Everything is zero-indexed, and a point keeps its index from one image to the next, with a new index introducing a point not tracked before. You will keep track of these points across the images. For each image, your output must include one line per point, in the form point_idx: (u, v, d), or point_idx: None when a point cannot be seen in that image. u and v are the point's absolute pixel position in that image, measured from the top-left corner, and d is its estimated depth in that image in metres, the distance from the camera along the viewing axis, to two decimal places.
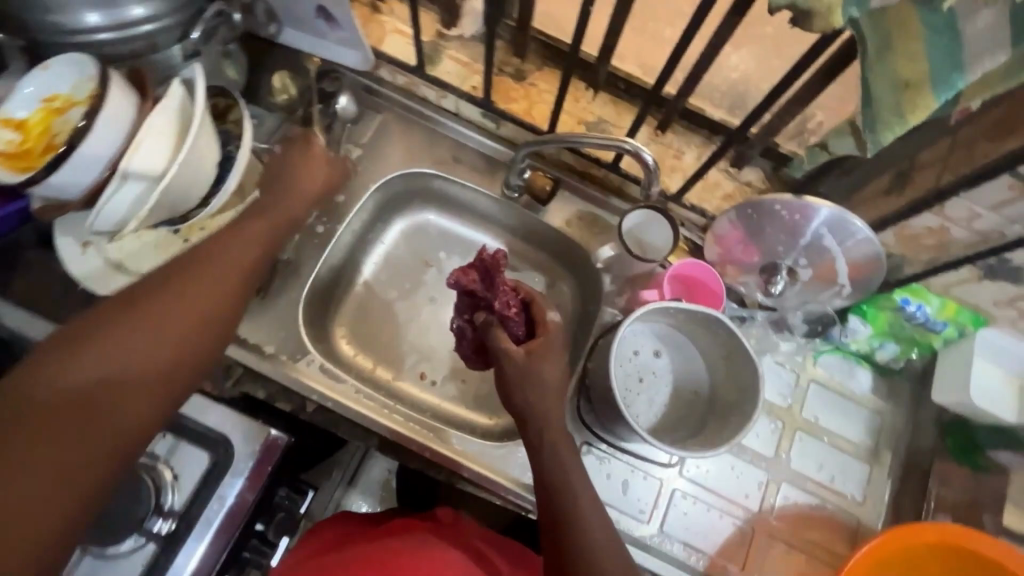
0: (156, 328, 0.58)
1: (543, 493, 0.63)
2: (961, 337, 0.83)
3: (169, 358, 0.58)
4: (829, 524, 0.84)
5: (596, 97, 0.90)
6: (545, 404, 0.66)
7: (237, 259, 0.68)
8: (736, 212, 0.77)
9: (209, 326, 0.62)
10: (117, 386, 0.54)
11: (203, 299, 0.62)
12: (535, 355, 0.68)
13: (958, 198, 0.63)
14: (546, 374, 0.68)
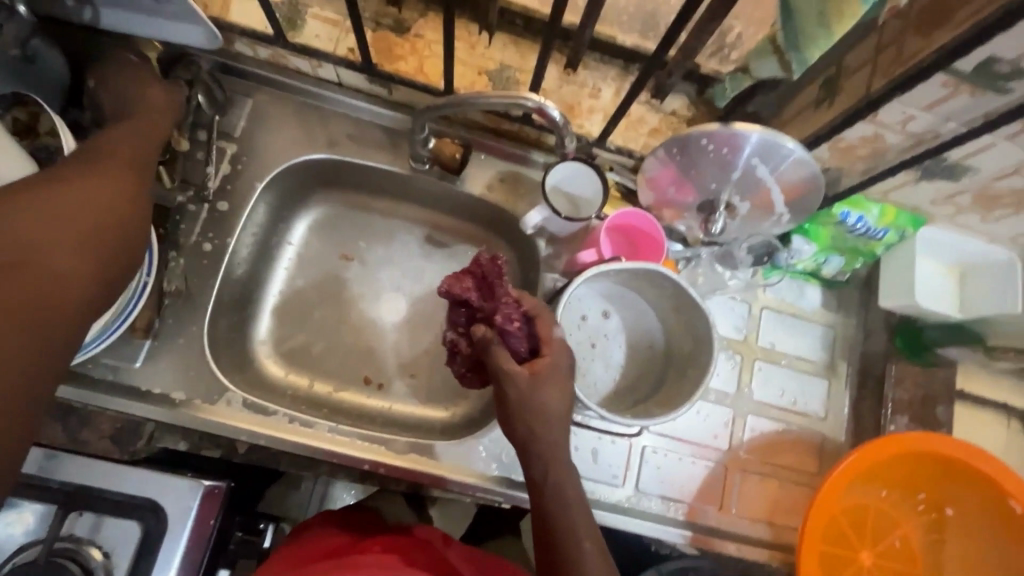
0: (53, 213, 0.51)
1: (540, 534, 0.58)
2: (903, 239, 0.81)
3: (74, 248, 0.52)
4: (797, 445, 0.84)
5: (494, 39, 0.79)
6: (548, 438, 0.60)
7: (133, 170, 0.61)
8: (663, 150, 0.71)
9: (118, 225, 0.56)
10: (28, 270, 0.48)
11: (104, 193, 0.56)
12: (535, 378, 0.61)
13: (891, 103, 0.58)
14: (548, 400, 0.61)
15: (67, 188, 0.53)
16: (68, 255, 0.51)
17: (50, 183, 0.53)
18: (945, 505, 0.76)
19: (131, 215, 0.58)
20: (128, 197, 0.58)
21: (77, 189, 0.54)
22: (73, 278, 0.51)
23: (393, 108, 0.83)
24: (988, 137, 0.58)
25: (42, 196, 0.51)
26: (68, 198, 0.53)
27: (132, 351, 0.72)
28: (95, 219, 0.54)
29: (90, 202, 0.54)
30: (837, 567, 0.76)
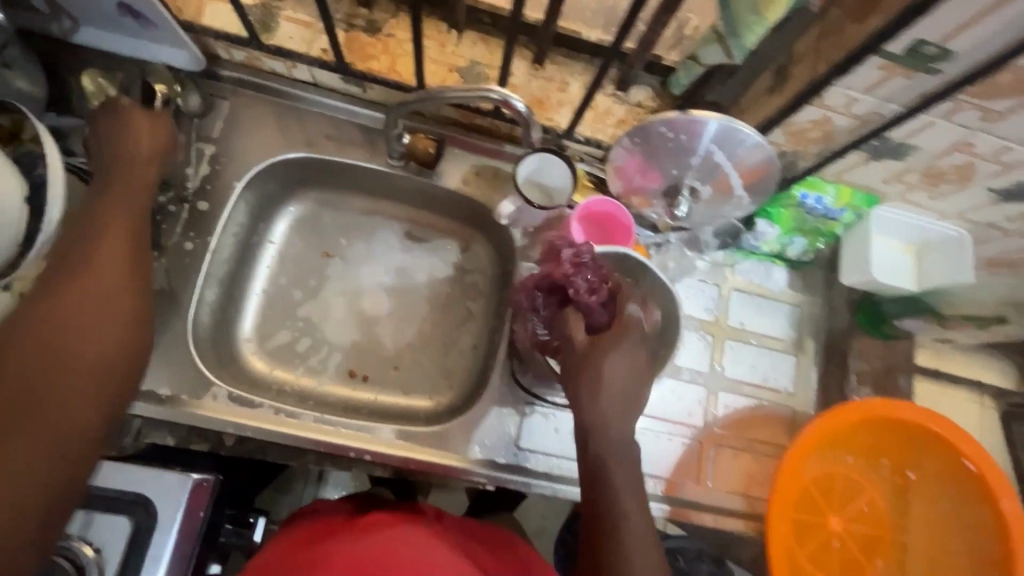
0: (67, 330, 0.55)
1: (588, 501, 0.61)
2: (860, 219, 0.85)
3: (97, 355, 0.55)
4: (770, 420, 0.88)
5: (463, 38, 0.82)
6: (605, 410, 0.63)
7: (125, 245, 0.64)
8: (628, 139, 0.75)
9: (122, 336, 0.58)
10: (39, 410, 0.50)
11: (107, 293, 0.59)
12: (592, 349, 0.65)
13: (834, 86, 0.61)
14: (612, 371, 0.64)
15: (72, 301, 0.56)
16: (90, 366, 0.54)
17: (54, 296, 0.56)
18: (908, 468, 0.80)
19: (134, 299, 0.61)
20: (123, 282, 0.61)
21: (81, 292, 0.57)
22: (82, 406, 0.53)
23: (368, 107, 0.85)
24: (925, 116, 0.63)
25: (51, 317, 0.55)
26: (73, 311, 0.56)
27: None
28: (100, 333, 0.56)
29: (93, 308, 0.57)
30: (807, 534, 0.79)
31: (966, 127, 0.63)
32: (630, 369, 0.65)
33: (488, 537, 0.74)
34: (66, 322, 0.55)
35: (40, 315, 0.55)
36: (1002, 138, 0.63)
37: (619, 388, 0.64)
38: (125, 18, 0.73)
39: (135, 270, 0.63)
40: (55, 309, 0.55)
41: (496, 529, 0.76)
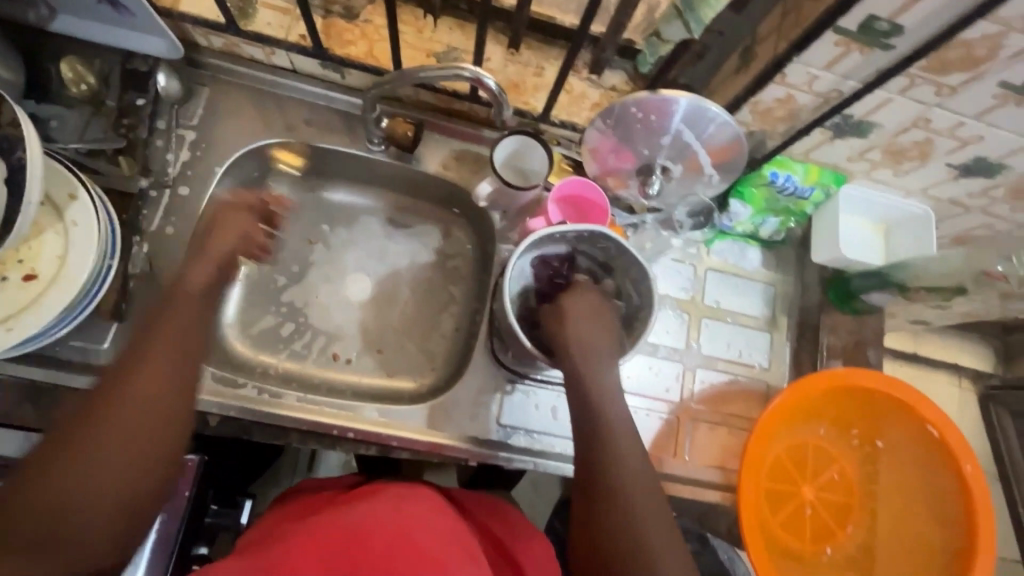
0: (86, 461, 0.53)
1: (584, 452, 0.63)
2: (828, 197, 0.88)
3: (108, 492, 0.53)
4: (745, 394, 0.90)
5: (439, 23, 0.83)
6: (568, 336, 0.71)
7: (171, 367, 0.60)
8: (601, 121, 0.77)
9: (160, 442, 0.57)
10: (60, 522, 0.51)
11: (133, 417, 0.56)
12: (558, 308, 0.74)
13: (794, 63, 0.64)
14: (578, 320, 0.72)
15: (98, 430, 0.54)
16: (110, 492, 0.53)
17: (88, 421, 0.54)
18: (876, 438, 0.82)
19: (165, 424, 0.57)
20: (157, 406, 0.57)
21: (113, 413, 0.55)
22: (99, 515, 0.52)
23: (347, 93, 0.87)
24: (883, 92, 0.65)
25: (77, 445, 0.53)
26: (97, 444, 0.53)
27: (99, 334, 0.74)
28: (142, 440, 0.55)
29: (118, 440, 0.54)
30: (780, 503, 0.82)
31: (923, 102, 0.65)
32: (591, 309, 0.73)
33: (483, 505, 0.76)
34: (87, 453, 0.53)
35: (93, 416, 0.55)
36: (956, 113, 0.66)
37: (591, 335, 0.71)
38: (99, 5, 0.73)
39: (182, 384, 0.60)
40: (82, 437, 0.54)
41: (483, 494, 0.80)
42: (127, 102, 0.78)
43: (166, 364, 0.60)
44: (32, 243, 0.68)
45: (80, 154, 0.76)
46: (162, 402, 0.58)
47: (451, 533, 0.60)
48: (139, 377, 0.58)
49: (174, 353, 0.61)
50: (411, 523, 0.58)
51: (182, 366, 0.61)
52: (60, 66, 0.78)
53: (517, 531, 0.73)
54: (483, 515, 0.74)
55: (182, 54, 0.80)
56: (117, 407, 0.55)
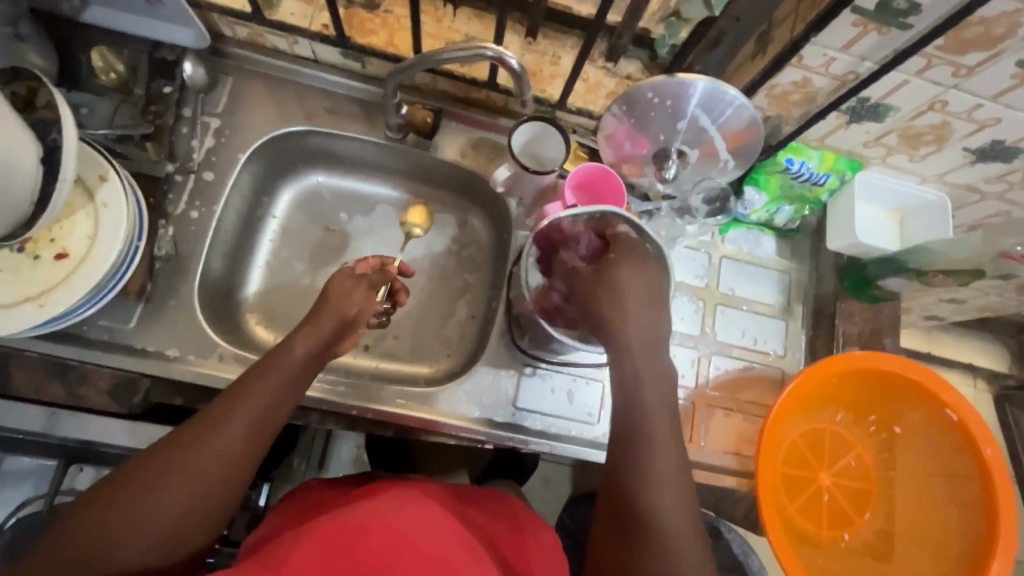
0: (135, 520, 0.53)
1: (613, 470, 0.60)
2: (843, 184, 0.88)
3: (143, 552, 0.53)
4: (761, 381, 0.90)
5: (459, 13, 0.85)
6: (629, 314, 0.65)
7: (241, 432, 0.58)
8: (617, 107, 0.78)
9: (212, 504, 0.56)
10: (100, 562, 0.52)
11: (191, 487, 0.55)
12: (611, 280, 0.66)
13: (811, 44, 0.65)
14: (627, 292, 0.65)
15: (156, 494, 0.54)
16: (154, 543, 0.54)
17: (151, 479, 0.54)
18: (894, 424, 0.82)
19: (221, 488, 0.57)
20: (216, 483, 0.56)
21: (177, 469, 0.55)
22: (140, 559, 0.53)
23: (367, 82, 0.88)
24: (899, 73, 0.66)
25: (132, 500, 0.53)
26: (151, 507, 0.54)
27: (125, 313, 0.75)
28: (197, 499, 0.55)
29: (172, 509, 0.54)
30: (798, 488, 0.82)
31: (939, 84, 0.66)
32: (645, 284, 0.66)
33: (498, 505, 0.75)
34: (138, 512, 0.53)
35: (160, 464, 0.55)
36: (973, 95, 0.66)
37: (641, 317, 0.65)
38: None
39: (247, 452, 0.59)
40: (143, 492, 0.54)
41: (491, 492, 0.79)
42: (155, 90, 0.80)
43: (241, 440, 0.58)
44: (64, 223, 0.69)
45: (108, 139, 0.77)
46: (223, 479, 0.57)
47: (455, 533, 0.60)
48: (209, 444, 0.57)
49: (253, 428, 0.59)
50: (418, 519, 0.59)
51: (256, 442, 0.59)
52: (90, 54, 0.80)
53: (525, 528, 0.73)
54: (489, 512, 0.71)
55: (208, 44, 0.83)
56: (181, 473, 0.55)
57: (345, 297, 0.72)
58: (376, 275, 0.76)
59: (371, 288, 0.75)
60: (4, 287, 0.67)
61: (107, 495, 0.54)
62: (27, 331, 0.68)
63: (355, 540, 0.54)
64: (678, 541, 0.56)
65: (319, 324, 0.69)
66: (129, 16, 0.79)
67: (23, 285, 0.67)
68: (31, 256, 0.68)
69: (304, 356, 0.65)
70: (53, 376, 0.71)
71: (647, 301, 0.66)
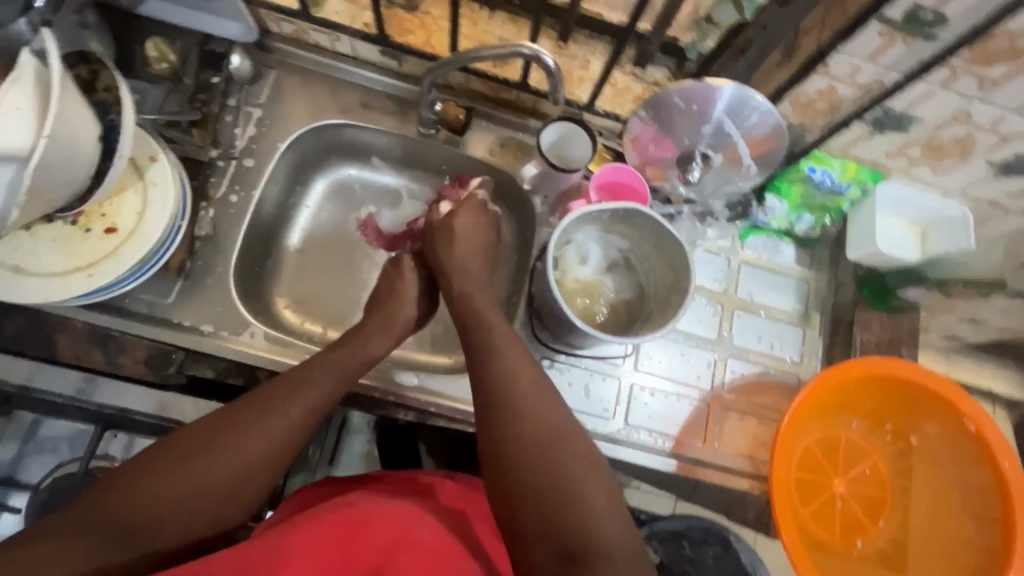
0: (185, 483, 0.55)
1: (484, 397, 0.64)
2: (865, 195, 0.89)
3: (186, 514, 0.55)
4: (776, 387, 0.91)
5: (494, 17, 0.88)
6: (459, 256, 0.80)
7: (282, 422, 0.61)
8: (643, 111, 0.82)
9: (242, 485, 0.58)
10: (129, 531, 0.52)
11: (241, 458, 0.58)
12: (481, 318, 0.71)
13: (839, 53, 0.67)
14: (461, 236, 0.81)
15: (200, 466, 0.56)
16: (183, 516, 0.55)
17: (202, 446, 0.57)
18: (911, 434, 0.82)
19: (254, 470, 0.59)
20: (265, 455, 0.60)
21: (217, 448, 0.58)
22: (166, 531, 0.54)
23: (403, 80, 0.92)
24: (924, 84, 0.67)
25: (183, 465, 0.56)
26: (189, 477, 0.56)
27: (165, 288, 0.78)
28: (229, 479, 0.57)
29: (210, 481, 0.56)
30: (812, 493, 0.83)
31: (965, 95, 0.67)
32: (476, 228, 0.83)
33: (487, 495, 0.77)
34: (188, 476, 0.56)
35: (198, 441, 0.58)
36: (998, 108, 0.67)
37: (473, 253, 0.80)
38: None
39: (283, 442, 0.61)
40: (182, 463, 0.56)
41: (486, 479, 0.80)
42: (204, 80, 0.85)
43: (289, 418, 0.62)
44: (115, 199, 0.73)
45: (157, 123, 0.81)
46: (272, 453, 0.60)
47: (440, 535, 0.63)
48: (257, 419, 0.60)
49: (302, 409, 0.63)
50: (401, 517, 0.63)
51: (304, 423, 0.63)
52: (145, 44, 0.84)
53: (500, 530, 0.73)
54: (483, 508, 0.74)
55: (256, 38, 0.88)
56: (231, 443, 0.58)
57: (405, 293, 0.80)
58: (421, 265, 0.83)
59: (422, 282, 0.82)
60: (57, 257, 0.71)
61: (143, 467, 0.55)
62: (76, 299, 0.71)
63: (355, 541, 0.59)
64: (556, 458, 0.58)
65: (375, 319, 0.76)
66: (184, 10, 0.84)
67: (74, 255, 0.71)
68: (83, 229, 0.72)
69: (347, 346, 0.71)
70: (94, 344, 0.74)
71: (477, 247, 0.82)
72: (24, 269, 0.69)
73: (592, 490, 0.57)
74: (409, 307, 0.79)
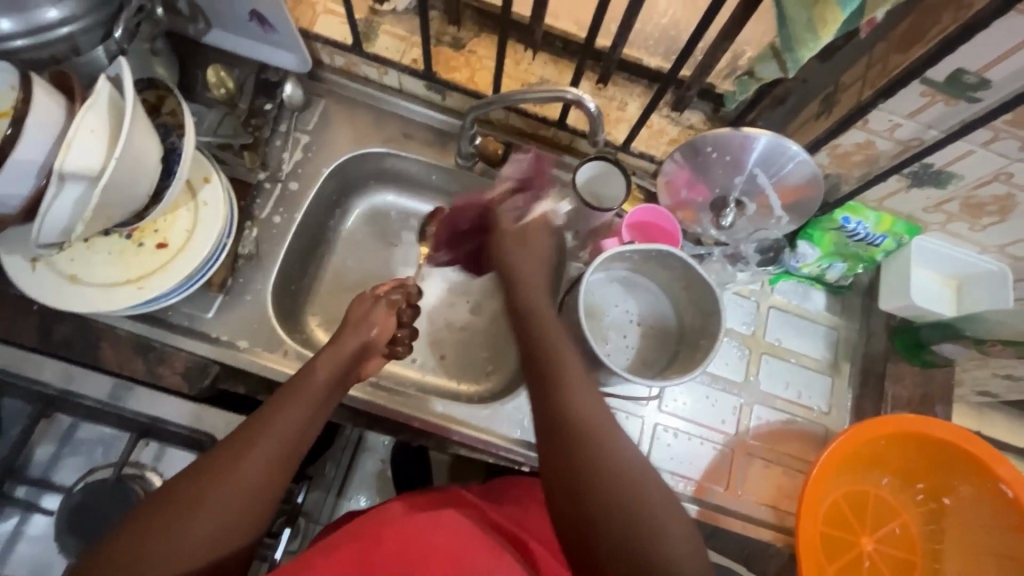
0: (179, 541, 0.55)
1: (540, 378, 0.66)
2: (900, 247, 0.88)
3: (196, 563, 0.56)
4: (803, 436, 0.89)
5: (537, 57, 0.91)
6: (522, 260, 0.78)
7: (281, 443, 0.63)
8: (679, 154, 0.83)
9: (253, 506, 0.60)
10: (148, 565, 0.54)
11: (233, 510, 0.58)
12: (524, 298, 0.75)
13: (878, 110, 0.68)
14: (534, 247, 0.80)
15: (209, 493, 0.58)
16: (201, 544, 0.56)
17: (191, 502, 0.57)
18: (943, 495, 0.80)
19: (260, 492, 0.60)
20: (267, 488, 0.61)
21: (225, 473, 0.59)
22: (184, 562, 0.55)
23: (445, 114, 0.95)
24: (964, 143, 0.68)
25: (193, 500, 0.57)
26: (202, 508, 0.57)
27: (206, 303, 0.82)
28: (238, 502, 0.58)
29: (220, 507, 0.58)
30: (837, 549, 0.81)
31: (1005, 156, 0.67)
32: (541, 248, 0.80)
33: (518, 496, 0.81)
34: (188, 526, 0.56)
35: (206, 470, 0.59)
36: None
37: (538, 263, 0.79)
38: (250, 23, 0.84)
39: (284, 462, 0.63)
40: (195, 495, 0.58)
41: (513, 484, 0.84)
42: (257, 106, 0.89)
43: (273, 463, 0.62)
44: (168, 217, 0.77)
45: (212, 146, 0.85)
46: (277, 465, 0.62)
47: (463, 528, 0.67)
48: (247, 467, 0.60)
49: (298, 432, 0.65)
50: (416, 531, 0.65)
51: (300, 438, 0.65)
52: (206, 71, 0.89)
53: (536, 532, 0.77)
54: (518, 505, 0.79)
55: (308, 68, 0.91)
56: (233, 480, 0.59)
57: (371, 323, 0.79)
58: (394, 296, 0.83)
59: (389, 306, 0.82)
60: (110, 269, 0.75)
61: (160, 505, 0.57)
62: (127, 310, 0.75)
63: (372, 547, 0.63)
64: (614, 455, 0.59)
65: (348, 345, 0.75)
66: (245, 40, 0.88)
67: (128, 268, 0.75)
68: (137, 244, 0.76)
69: (329, 376, 0.70)
70: (136, 353, 0.77)
71: (544, 255, 0.80)
72: (79, 278, 0.74)
73: (668, 535, 0.56)
74: (369, 340, 0.77)
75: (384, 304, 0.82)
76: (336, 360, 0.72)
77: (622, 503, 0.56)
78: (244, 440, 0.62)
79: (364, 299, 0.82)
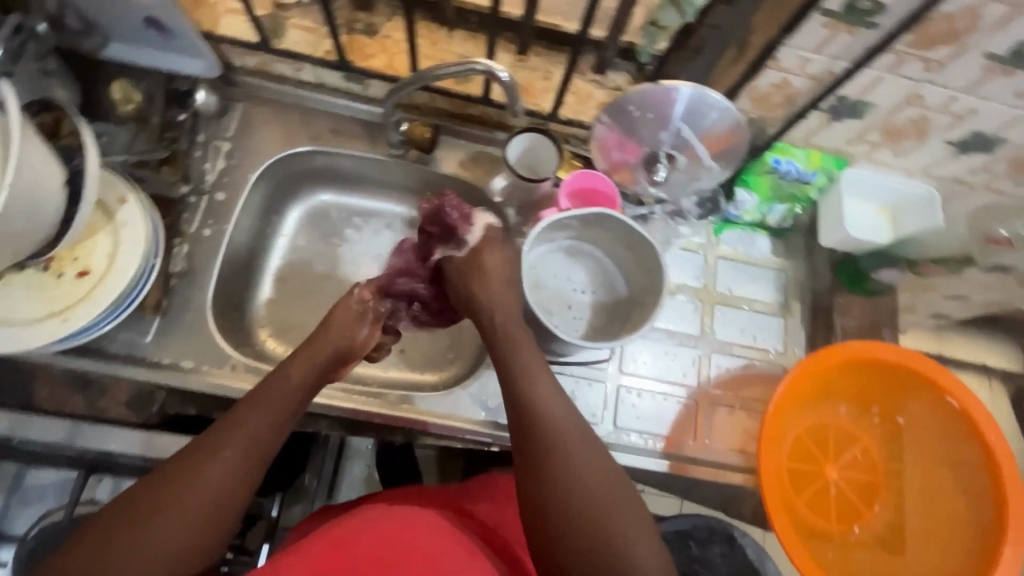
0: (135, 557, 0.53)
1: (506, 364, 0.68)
2: (832, 182, 0.89)
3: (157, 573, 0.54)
4: (765, 378, 0.91)
5: (454, 34, 0.89)
6: (491, 296, 0.74)
7: (251, 451, 0.61)
8: (606, 116, 0.83)
9: (221, 516, 0.58)
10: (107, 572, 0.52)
11: (200, 520, 0.56)
12: (471, 297, 0.76)
13: (786, 47, 0.69)
14: (493, 274, 0.75)
15: (174, 500, 0.55)
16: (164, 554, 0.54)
17: (153, 511, 0.55)
18: (897, 414, 0.83)
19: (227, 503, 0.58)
20: (235, 496, 0.59)
21: (193, 478, 0.57)
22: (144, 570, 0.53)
23: (369, 103, 0.93)
24: (872, 71, 0.69)
25: (156, 506, 0.55)
26: (166, 515, 0.55)
27: (143, 327, 0.78)
28: (204, 510, 0.56)
29: (186, 515, 0.55)
30: (804, 481, 0.83)
31: (913, 79, 0.69)
32: (507, 264, 0.77)
33: (495, 491, 0.81)
34: (151, 533, 0.54)
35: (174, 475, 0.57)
36: (945, 87, 0.69)
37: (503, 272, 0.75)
38: (148, 32, 0.81)
39: (253, 472, 0.61)
40: (159, 503, 0.55)
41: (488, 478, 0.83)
42: (171, 118, 0.84)
43: (239, 477, 0.59)
44: (86, 243, 0.74)
45: (126, 164, 0.81)
46: (246, 474, 0.60)
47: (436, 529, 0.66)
48: (213, 473, 0.58)
49: (271, 441, 0.64)
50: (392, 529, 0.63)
51: (270, 446, 0.64)
52: (109, 86, 0.84)
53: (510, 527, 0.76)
54: (493, 504, 0.78)
55: (218, 72, 0.88)
56: (201, 488, 0.57)
57: (353, 325, 0.76)
58: (383, 306, 0.80)
59: (376, 318, 0.79)
60: (32, 305, 0.71)
61: (124, 511, 0.55)
62: (53, 346, 0.71)
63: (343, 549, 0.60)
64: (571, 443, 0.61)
65: (324, 343, 0.73)
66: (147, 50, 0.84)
67: (49, 301, 0.72)
68: (56, 275, 0.73)
69: (303, 381, 0.69)
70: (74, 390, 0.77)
71: (511, 280, 0.75)
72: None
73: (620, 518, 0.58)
74: (353, 343, 0.75)
75: (371, 319, 0.78)
76: (314, 365, 0.71)
77: (582, 487, 0.59)
78: (214, 446, 0.60)
79: (353, 305, 0.78)
